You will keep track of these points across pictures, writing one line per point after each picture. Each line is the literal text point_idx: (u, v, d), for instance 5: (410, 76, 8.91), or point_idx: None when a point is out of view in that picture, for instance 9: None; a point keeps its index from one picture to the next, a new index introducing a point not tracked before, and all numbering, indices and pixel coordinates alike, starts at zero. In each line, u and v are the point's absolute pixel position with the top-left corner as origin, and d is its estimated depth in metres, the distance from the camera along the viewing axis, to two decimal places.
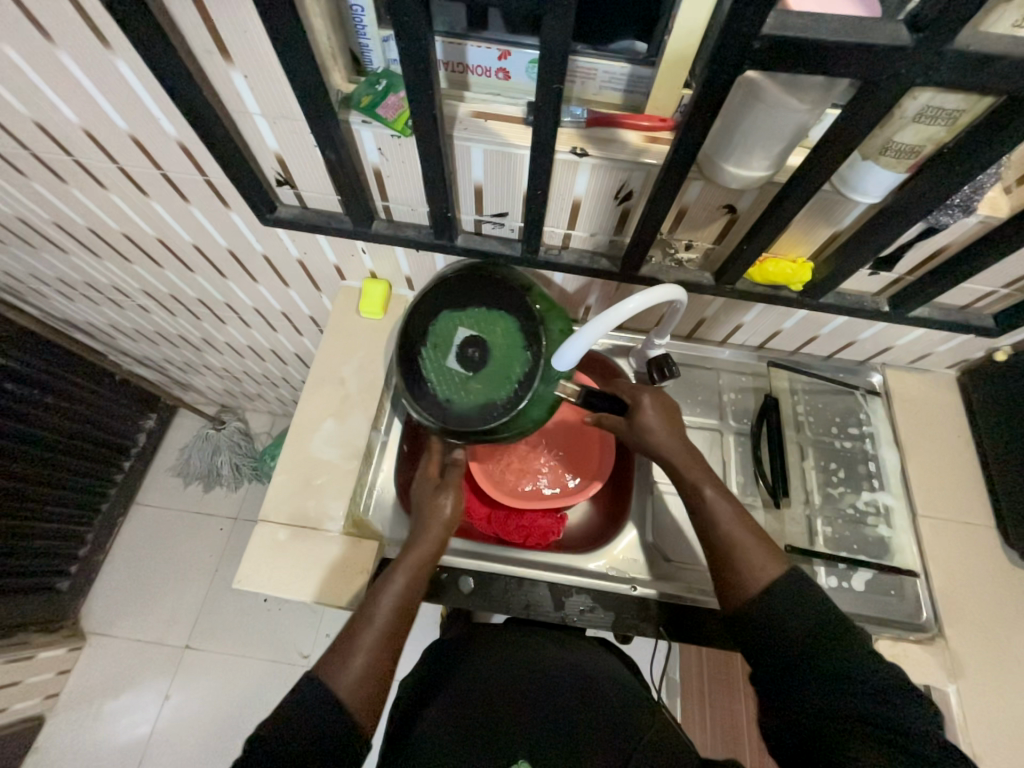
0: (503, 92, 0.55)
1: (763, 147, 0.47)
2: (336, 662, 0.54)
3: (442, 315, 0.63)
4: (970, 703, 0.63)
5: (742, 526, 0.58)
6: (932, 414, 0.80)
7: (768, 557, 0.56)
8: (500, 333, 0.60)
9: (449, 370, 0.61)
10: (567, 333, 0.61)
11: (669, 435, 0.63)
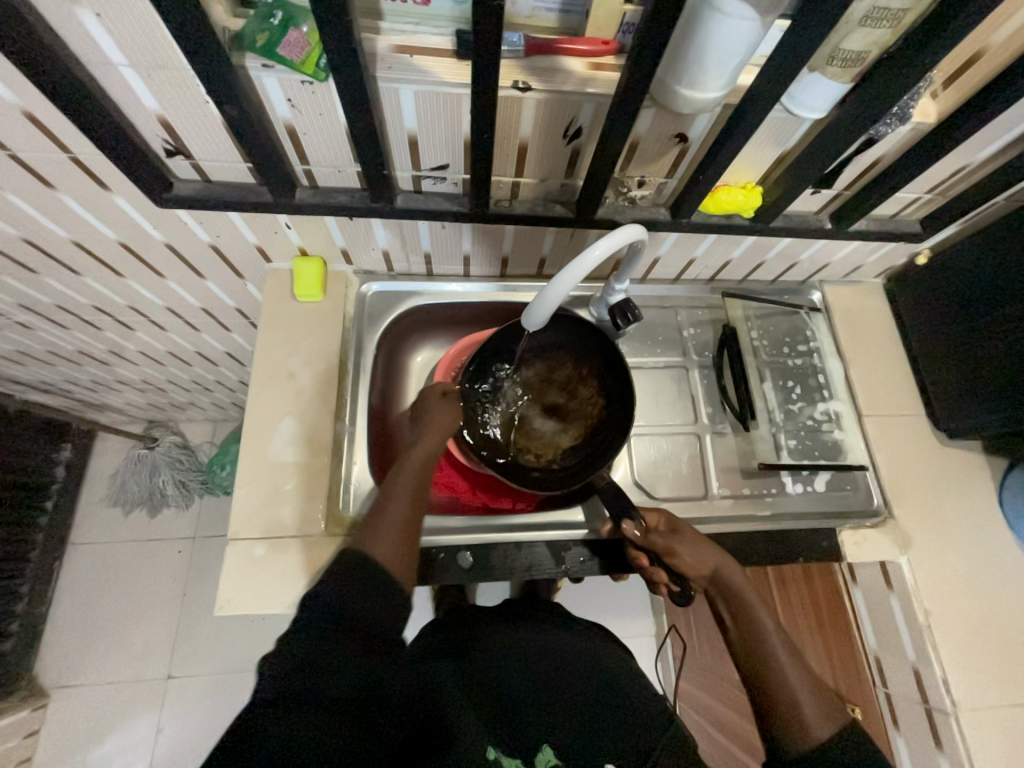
0: (425, 20, 0.48)
1: (718, 66, 0.44)
2: (370, 534, 0.58)
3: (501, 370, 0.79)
4: (918, 568, 0.73)
5: (803, 673, 0.54)
6: (867, 322, 0.86)
7: (824, 707, 0.51)
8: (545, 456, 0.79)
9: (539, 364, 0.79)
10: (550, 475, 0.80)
11: (704, 560, 0.62)
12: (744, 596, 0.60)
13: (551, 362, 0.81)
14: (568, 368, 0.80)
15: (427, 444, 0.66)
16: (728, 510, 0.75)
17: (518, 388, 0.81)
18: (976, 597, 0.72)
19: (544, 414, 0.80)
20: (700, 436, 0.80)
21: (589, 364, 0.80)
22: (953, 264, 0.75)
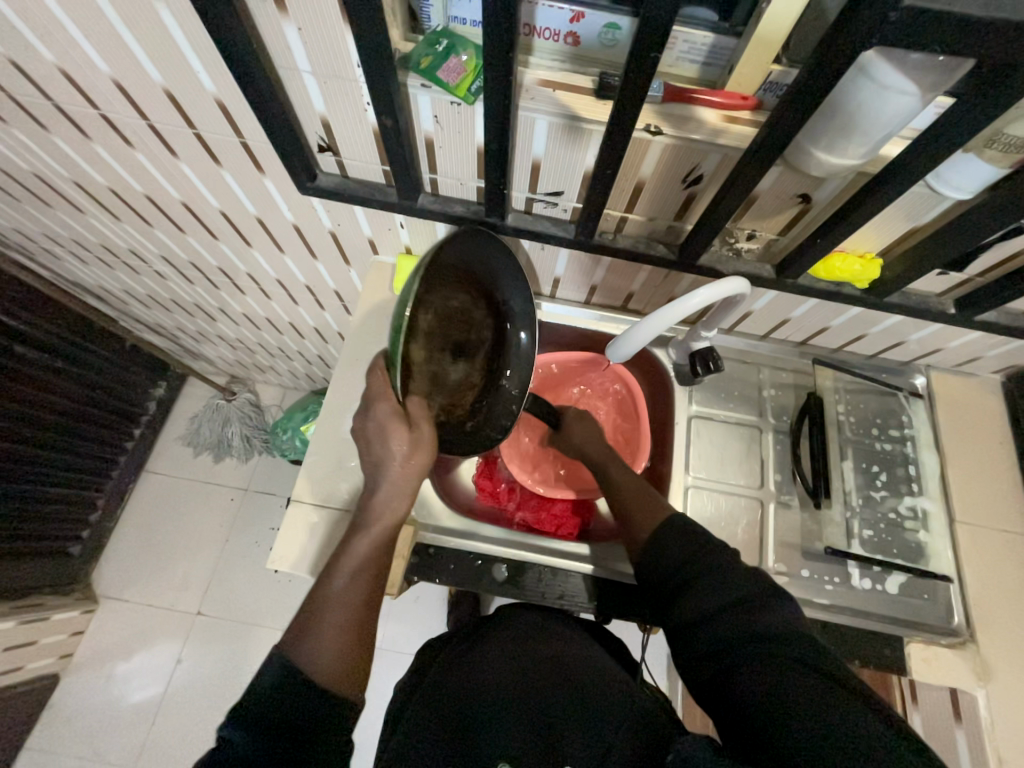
0: (571, 60, 0.51)
1: (862, 134, 0.43)
2: (304, 646, 0.52)
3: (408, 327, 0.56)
4: (998, 708, 0.64)
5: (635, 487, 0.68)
6: (975, 421, 0.78)
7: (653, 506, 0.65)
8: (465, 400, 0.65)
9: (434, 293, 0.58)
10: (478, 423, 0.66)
11: (585, 429, 0.77)
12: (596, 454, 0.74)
13: (452, 298, 0.61)
14: (469, 298, 0.63)
15: (375, 530, 0.59)
16: (782, 589, 0.70)
17: (419, 348, 0.58)
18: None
19: (452, 361, 0.63)
20: (763, 502, 0.75)
21: (486, 282, 0.65)
22: None
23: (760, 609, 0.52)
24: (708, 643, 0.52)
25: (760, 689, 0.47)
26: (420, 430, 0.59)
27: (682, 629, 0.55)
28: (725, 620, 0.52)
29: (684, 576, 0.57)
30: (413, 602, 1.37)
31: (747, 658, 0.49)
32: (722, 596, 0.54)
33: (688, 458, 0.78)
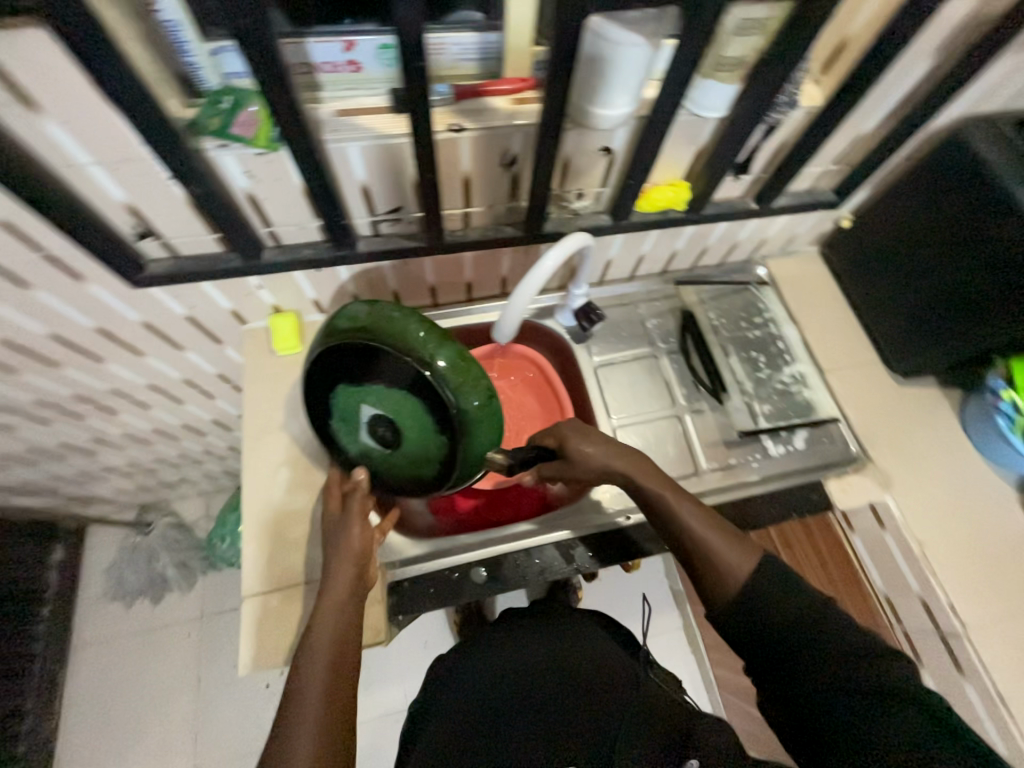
0: (360, 85, 0.54)
1: (622, 86, 0.50)
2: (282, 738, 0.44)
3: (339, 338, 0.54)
4: (904, 504, 0.77)
5: (710, 525, 0.58)
6: (811, 288, 0.93)
7: (740, 551, 0.56)
8: (418, 417, 0.53)
9: (355, 411, 0.56)
10: (488, 395, 0.53)
11: (602, 447, 0.62)
12: (645, 483, 0.61)
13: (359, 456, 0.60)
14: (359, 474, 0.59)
15: (336, 603, 0.53)
16: (719, 483, 0.78)
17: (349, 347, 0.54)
18: (994, 552, 0.73)
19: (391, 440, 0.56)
20: (680, 417, 0.83)
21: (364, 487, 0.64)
22: (881, 222, 0.82)
23: (878, 664, 0.47)
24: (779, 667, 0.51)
25: (848, 730, 0.46)
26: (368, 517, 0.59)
27: (750, 643, 0.53)
28: (814, 654, 0.49)
29: (770, 612, 0.52)
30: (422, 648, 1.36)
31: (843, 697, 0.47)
32: (812, 632, 0.50)
33: (606, 404, 0.84)
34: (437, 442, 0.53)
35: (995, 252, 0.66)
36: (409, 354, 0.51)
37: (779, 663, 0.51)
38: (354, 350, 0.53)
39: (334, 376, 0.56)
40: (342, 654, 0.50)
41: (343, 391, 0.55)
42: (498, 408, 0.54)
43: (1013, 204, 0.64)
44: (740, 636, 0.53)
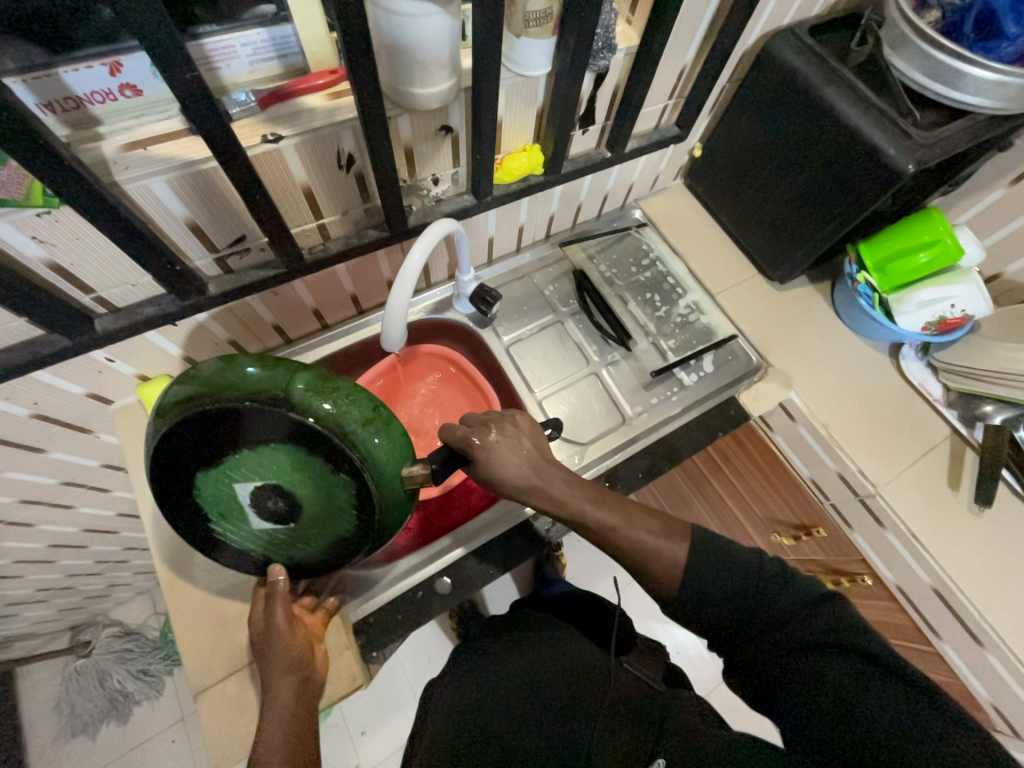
0: (145, 111, 0.47)
1: (434, 61, 0.48)
2: None
3: (177, 434, 0.45)
4: (806, 395, 0.84)
5: (636, 525, 0.56)
6: (685, 220, 0.98)
7: (672, 542, 0.55)
8: (307, 470, 0.48)
9: (233, 496, 0.50)
10: (376, 408, 0.50)
11: (517, 465, 0.54)
12: (569, 504, 0.56)
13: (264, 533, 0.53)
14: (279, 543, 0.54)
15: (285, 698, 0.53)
16: (647, 424, 0.81)
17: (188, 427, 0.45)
18: (886, 420, 0.82)
19: (289, 504, 0.50)
20: (598, 373, 0.85)
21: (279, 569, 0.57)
22: (727, 143, 0.86)
23: (822, 614, 0.49)
24: (736, 639, 0.52)
25: (806, 683, 0.47)
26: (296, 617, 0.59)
27: (704, 619, 0.53)
28: (766, 615, 0.51)
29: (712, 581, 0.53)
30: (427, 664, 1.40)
31: (797, 653, 0.49)
32: (760, 597, 0.52)
33: (526, 380, 0.84)
34: (340, 484, 0.49)
35: (824, 153, 0.72)
36: (262, 401, 0.45)
37: (739, 634, 0.52)
38: (196, 425, 0.45)
39: (183, 467, 0.47)
40: (301, 754, 0.49)
41: (206, 480, 0.48)
42: (392, 420, 0.50)
43: (826, 104, 0.69)
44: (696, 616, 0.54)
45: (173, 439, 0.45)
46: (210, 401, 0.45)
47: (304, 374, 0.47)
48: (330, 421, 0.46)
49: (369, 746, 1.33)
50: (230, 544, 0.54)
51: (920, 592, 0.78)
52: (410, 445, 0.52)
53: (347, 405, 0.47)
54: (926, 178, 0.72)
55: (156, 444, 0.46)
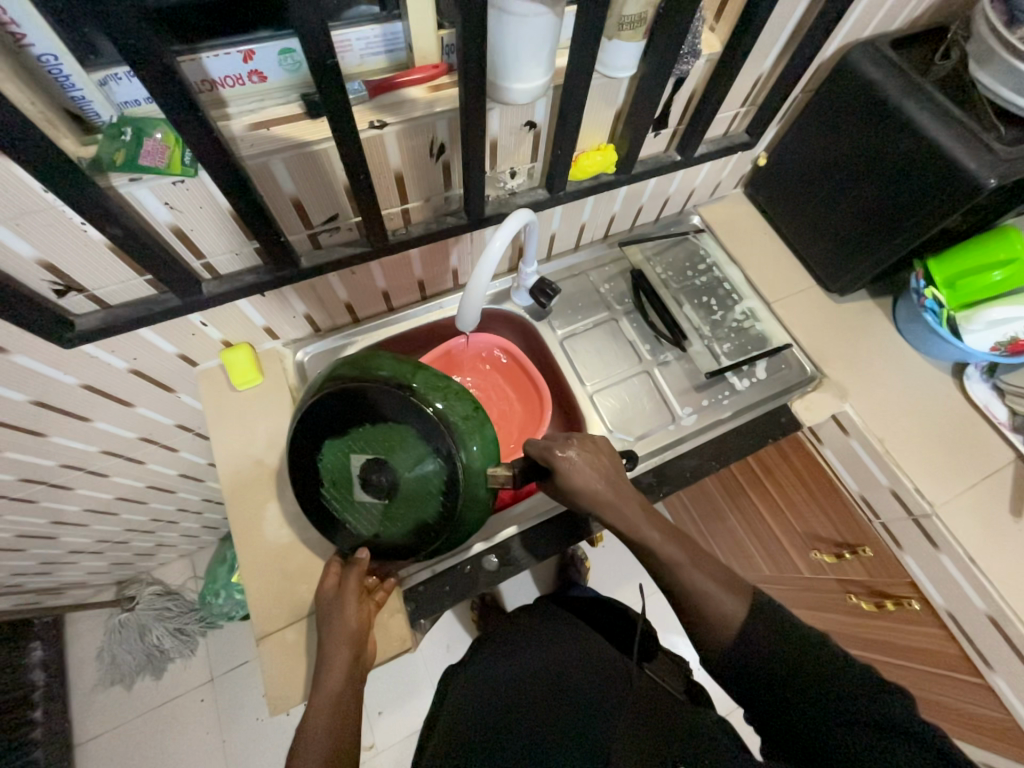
0: (268, 95, 0.51)
1: (534, 58, 0.51)
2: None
3: (324, 405, 0.58)
4: (861, 408, 0.83)
5: (699, 570, 0.59)
6: (743, 227, 0.99)
7: (733, 598, 0.58)
8: (411, 450, 0.56)
9: (347, 467, 0.57)
10: (476, 413, 0.59)
11: (594, 481, 0.60)
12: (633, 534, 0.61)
13: (360, 512, 0.58)
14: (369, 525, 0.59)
15: (344, 658, 0.58)
16: (697, 425, 0.82)
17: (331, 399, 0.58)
18: (946, 438, 0.80)
19: (389, 482, 0.56)
20: (649, 371, 0.86)
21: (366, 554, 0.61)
22: (794, 153, 0.87)
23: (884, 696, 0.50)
24: (776, 704, 0.54)
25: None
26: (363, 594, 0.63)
27: (748, 669, 0.56)
28: (813, 688, 0.52)
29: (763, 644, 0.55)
30: (446, 653, 1.43)
31: (845, 730, 0.50)
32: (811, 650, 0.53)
33: (578, 373, 0.86)
34: (434, 468, 0.56)
35: (896, 166, 0.72)
36: (383, 382, 0.57)
37: (784, 705, 0.54)
38: (337, 400, 0.58)
39: (320, 433, 0.59)
40: (340, 733, 0.53)
41: (330, 448, 0.58)
42: (488, 422, 0.59)
43: (905, 118, 0.69)
44: (743, 668, 0.56)
45: (320, 405, 0.59)
46: (354, 379, 0.58)
47: (425, 371, 0.59)
48: (439, 413, 0.56)
49: (386, 726, 1.36)
50: (331, 516, 0.60)
51: (972, 621, 0.76)
52: (498, 449, 0.59)
53: (460, 401, 0.58)
54: (1007, 195, 0.71)
55: (307, 409, 0.59)
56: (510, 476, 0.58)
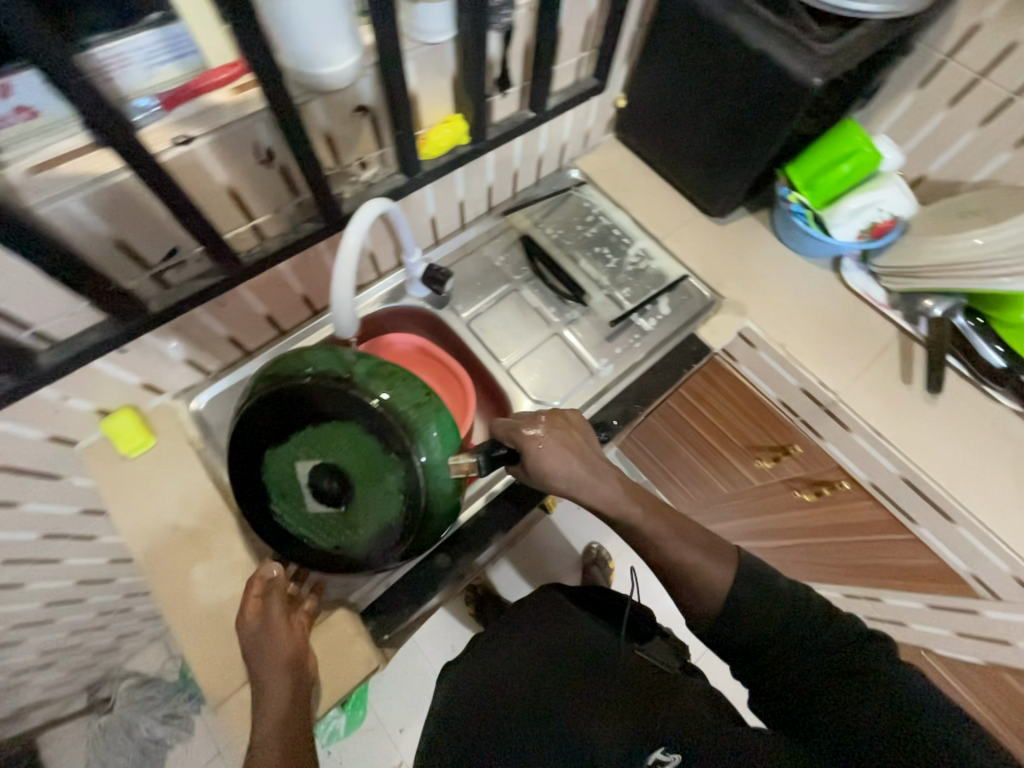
0: (45, 131, 0.45)
1: (332, 37, 0.48)
2: None
3: (262, 415, 0.57)
4: (760, 320, 0.87)
5: (686, 543, 0.62)
6: (620, 171, 1.00)
7: (719, 564, 0.60)
8: (359, 448, 0.54)
9: (296, 475, 0.56)
10: (427, 400, 0.55)
11: (571, 466, 0.60)
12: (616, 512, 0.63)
13: (318, 518, 0.57)
14: (327, 534, 0.57)
15: (287, 676, 0.56)
16: (615, 374, 0.83)
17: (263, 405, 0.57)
18: (837, 329, 0.86)
19: (341, 484, 0.55)
20: (560, 333, 0.87)
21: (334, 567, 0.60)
22: (648, 87, 0.87)
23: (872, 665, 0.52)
24: (769, 668, 0.55)
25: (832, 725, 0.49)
26: (291, 614, 0.61)
27: (741, 627, 0.57)
28: (809, 652, 0.54)
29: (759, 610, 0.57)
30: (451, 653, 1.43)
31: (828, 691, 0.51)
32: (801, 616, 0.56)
33: (492, 352, 0.85)
34: (388, 463, 0.54)
35: (737, 81, 0.74)
36: (320, 379, 0.54)
37: (774, 670, 0.55)
38: (273, 407, 0.56)
39: (262, 444, 0.57)
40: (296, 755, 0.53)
41: (275, 458, 0.57)
42: (442, 407, 0.55)
43: (731, 33, 0.71)
44: (733, 632, 0.57)
45: (256, 415, 0.57)
46: (288, 380, 0.55)
47: (361, 360, 0.56)
48: (386, 405, 0.53)
49: (409, 741, 1.35)
50: (289, 529, 0.59)
51: (893, 487, 0.82)
52: (456, 434, 0.56)
53: (405, 388, 0.55)
54: (838, 91, 0.75)
55: (241, 423, 0.58)
56: (474, 463, 0.56)
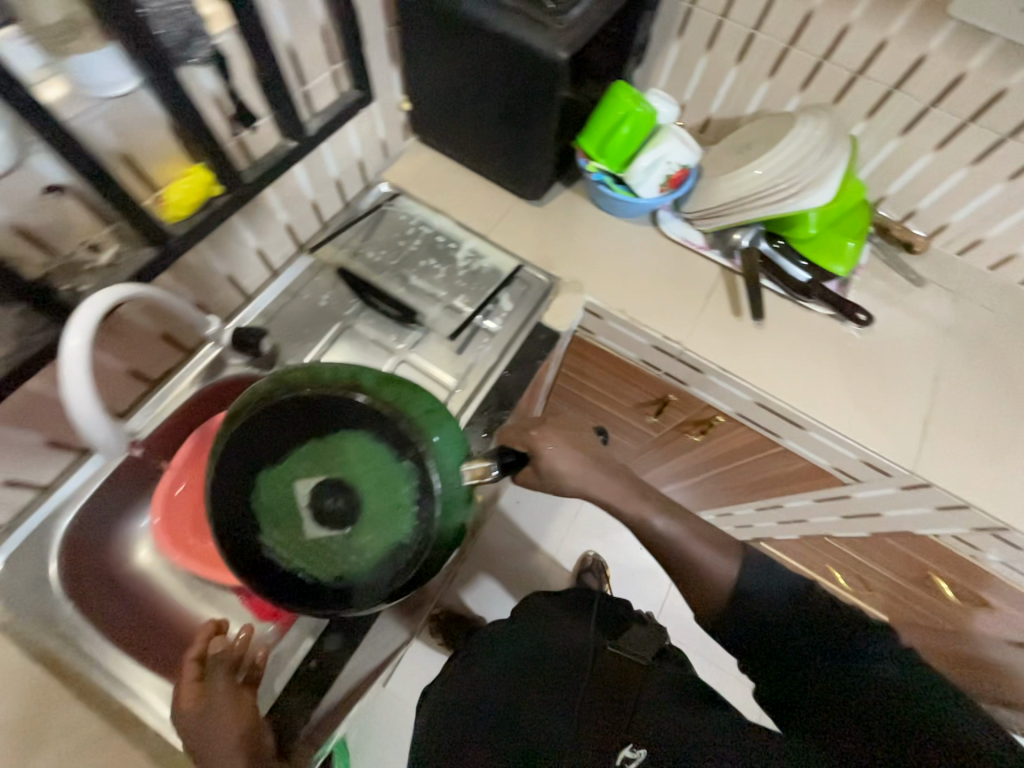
0: None
1: None
2: None
3: (257, 434, 0.53)
4: (597, 291, 0.88)
5: (700, 539, 0.63)
6: (430, 175, 0.95)
7: (724, 560, 0.62)
8: (370, 461, 0.51)
9: (293, 499, 0.51)
10: (440, 408, 0.54)
11: (578, 464, 0.65)
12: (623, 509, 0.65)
13: (312, 553, 0.50)
14: (327, 567, 0.50)
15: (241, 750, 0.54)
16: (473, 385, 0.80)
17: (233, 447, 0.52)
18: (668, 281, 0.89)
19: (341, 506, 0.50)
20: (406, 359, 0.82)
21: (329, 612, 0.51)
22: (425, 86, 0.83)
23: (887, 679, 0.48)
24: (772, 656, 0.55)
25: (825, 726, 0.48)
26: (239, 687, 0.58)
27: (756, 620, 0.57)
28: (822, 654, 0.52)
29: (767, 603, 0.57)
30: None
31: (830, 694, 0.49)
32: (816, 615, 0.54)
33: None
34: (404, 472, 0.51)
35: (496, 67, 0.72)
36: (322, 396, 0.53)
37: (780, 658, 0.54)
38: (268, 419, 0.53)
39: (249, 473, 0.52)
40: None
41: (268, 481, 0.52)
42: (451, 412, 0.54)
43: (472, 19, 0.68)
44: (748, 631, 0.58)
45: (220, 467, 0.52)
46: (282, 397, 0.53)
47: (367, 368, 0.55)
48: (392, 410, 0.52)
49: None
50: (267, 588, 0.51)
51: (755, 412, 0.88)
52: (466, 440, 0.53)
53: (421, 394, 0.54)
54: (597, 59, 0.75)
55: (222, 452, 0.52)
56: (488, 467, 0.52)
